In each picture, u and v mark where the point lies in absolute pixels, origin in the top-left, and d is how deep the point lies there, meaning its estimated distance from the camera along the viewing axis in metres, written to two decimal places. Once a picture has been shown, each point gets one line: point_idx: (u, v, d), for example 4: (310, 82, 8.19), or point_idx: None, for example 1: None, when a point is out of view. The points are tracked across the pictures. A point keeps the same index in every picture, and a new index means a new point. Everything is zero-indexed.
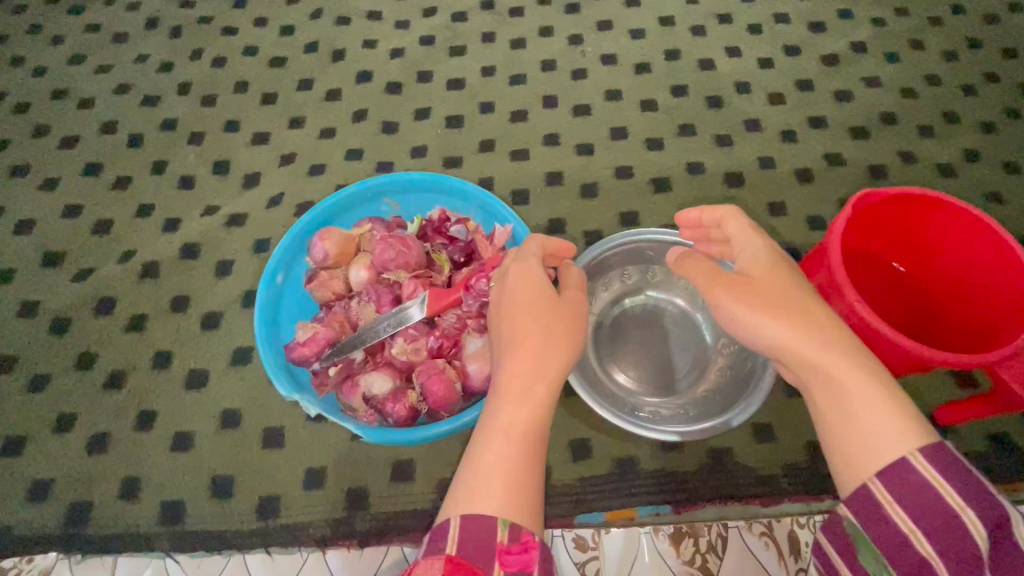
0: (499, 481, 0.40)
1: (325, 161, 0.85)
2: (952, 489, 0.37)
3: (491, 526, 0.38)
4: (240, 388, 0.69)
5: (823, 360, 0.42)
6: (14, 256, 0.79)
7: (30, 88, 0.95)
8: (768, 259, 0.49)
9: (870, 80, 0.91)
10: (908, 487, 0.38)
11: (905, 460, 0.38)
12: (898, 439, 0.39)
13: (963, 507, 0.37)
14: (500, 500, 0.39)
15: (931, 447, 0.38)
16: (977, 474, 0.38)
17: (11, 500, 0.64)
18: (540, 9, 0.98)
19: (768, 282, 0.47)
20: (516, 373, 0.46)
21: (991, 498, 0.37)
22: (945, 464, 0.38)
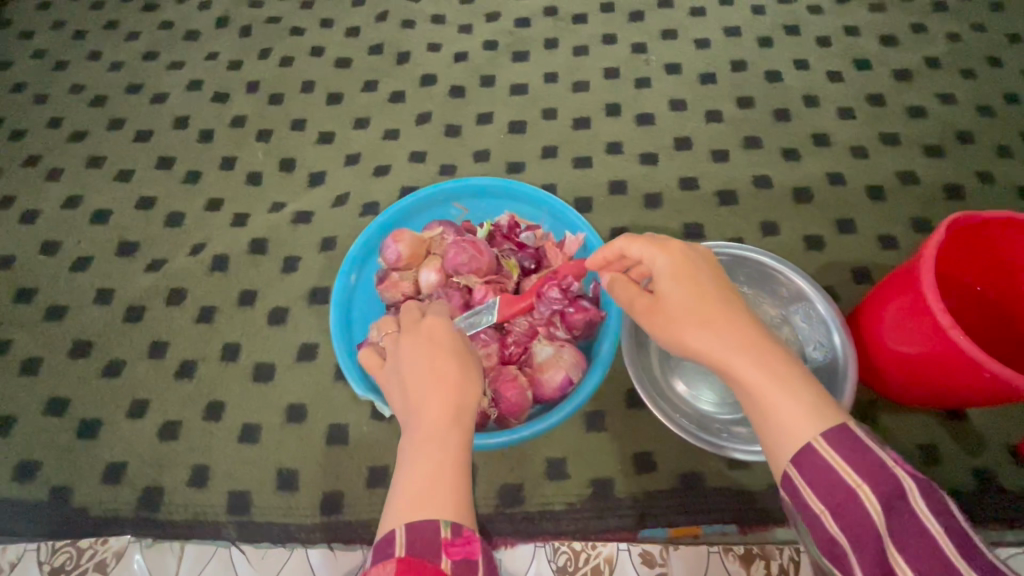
0: (430, 484, 0.39)
1: (390, 162, 0.86)
2: (849, 468, 0.37)
3: (431, 526, 0.37)
4: (306, 383, 0.71)
5: (741, 371, 0.42)
6: (90, 244, 0.82)
7: (104, 81, 0.97)
8: (675, 272, 0.48)
9: (945, 96, 0.88)
10: (815, 469, 0.38)
11: (810, 447, 0.39)
12: (809, 428, 0.39)
13: (858, 483, 0.37)
14: (429, 499, 0.39)
15: (833, 429, 0.38)
16: (876, 451, 0.38)
17: (88, 482, 0.66)
18: (604, 16, 0.98)
19: (679, 297, 0.47)
20: (430, 388, 0.44)
21: (886, 472, 0.37)
22: (847, 446, 0.38)
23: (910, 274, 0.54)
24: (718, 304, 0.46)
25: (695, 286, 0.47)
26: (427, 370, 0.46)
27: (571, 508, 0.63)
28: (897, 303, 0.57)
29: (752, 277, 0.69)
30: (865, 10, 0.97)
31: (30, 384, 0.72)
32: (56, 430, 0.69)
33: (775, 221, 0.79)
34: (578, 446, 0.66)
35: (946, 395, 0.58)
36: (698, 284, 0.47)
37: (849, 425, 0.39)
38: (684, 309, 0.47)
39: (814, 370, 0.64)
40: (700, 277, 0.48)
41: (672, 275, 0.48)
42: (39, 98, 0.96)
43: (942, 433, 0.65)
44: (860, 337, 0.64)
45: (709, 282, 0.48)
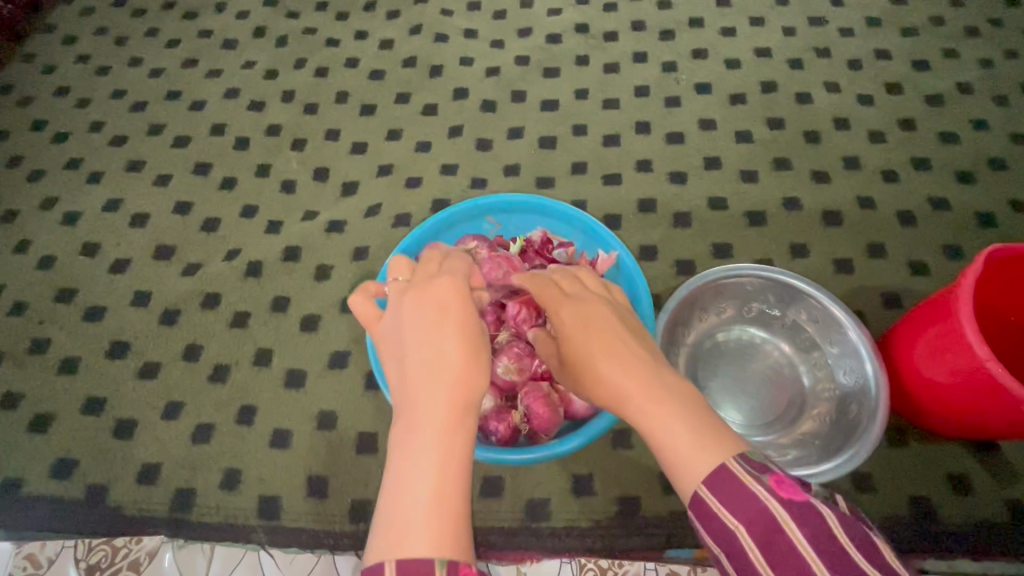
0: (422, 509, 0.36)
1: (421, 174, 0.87)
2: (726, 510, 0.38)
3: (424, 562, 0.35)
4: (337, 390, 0.72)
5: (631, 413, 0.44)
6: (129, 247, 0.84)
7: (144, 87, 0.99)
8: (580, 315, 0.51)
9: (977, 122, 0.88)
10: (703, 515, 0.39)
11: (696, 496, 0.39)
12: (694, 468, 0.39)
13: (737, 525, 0.37)
14: (423, 529, 0.36)
15: (709, 473, 0.38)
16: (748, 484, 0.37)
17: (123, 481, 0.68)
18: (635, 35, 0.99)
19: (581, 339, 0.49)
20: (423, 387, 0.42)
21: (757, 507, 0.37)
22: (724, 485, 0.38)
23: (946, 303, 0.55)
24: (614, 351, 0.48)
25: (594, 334, 0.50)
26: (430, 364, 0.42)
27: (597, 525, 0.63)
28: (932, 331, 0.57)
29: (783, 300, 0.69)
30: (897, 34, 0.97)
31: (68, 383, 0.74)
32: (93, 429, 0.71)
33: (804, 244, 0.79)
34: (605, 463, 0.66)
35: (978, 425, 0.58)
36: (597, 328, 0.50)
37: (725, 465, 0.38)
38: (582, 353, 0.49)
39: (843, 395, 0.64)
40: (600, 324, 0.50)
41: (579, 319, 0.51)
42: (81, 102, 0.98)
43: (972, 463, 0.65)
44: (891, 363, 0.64)
45: (607, 332, 0.50)
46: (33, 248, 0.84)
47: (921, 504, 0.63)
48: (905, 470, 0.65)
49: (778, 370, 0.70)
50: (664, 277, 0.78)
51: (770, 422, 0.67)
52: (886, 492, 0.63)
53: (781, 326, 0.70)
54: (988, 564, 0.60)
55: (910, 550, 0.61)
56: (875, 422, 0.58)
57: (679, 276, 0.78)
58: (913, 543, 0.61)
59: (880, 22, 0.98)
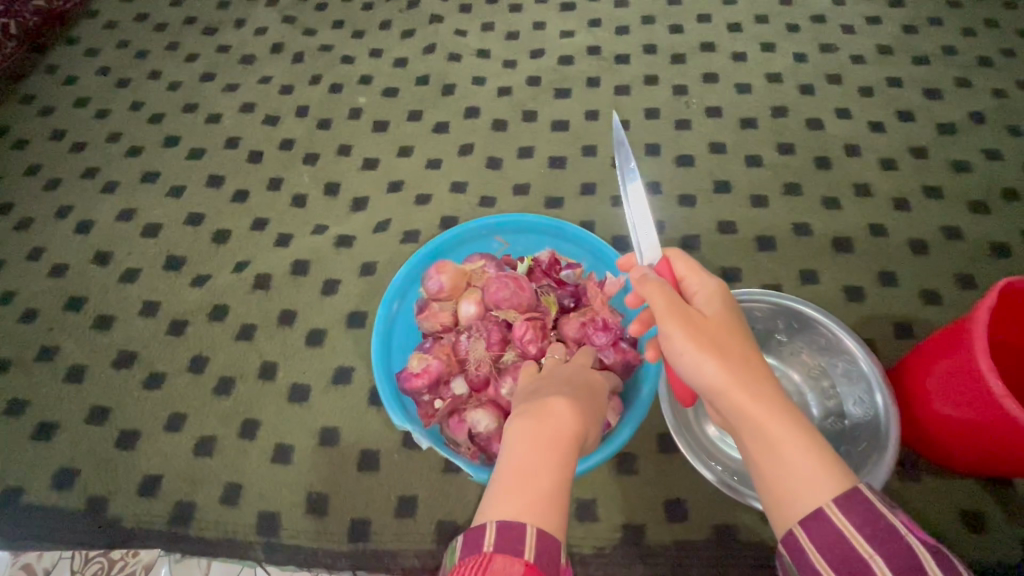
0: (552, 500, 0.39)
1: (431, 191, 0.88)
2: (859, 536, 0.38)
3: (559, 548, 0.38)
4: (341, 406, 0.71)
5: (768, 408, 0.42)
6: (140, 257, 0.85)
7: (163, 100, 1.01)
8: (721, 304, 0.49)
9: (990, 152, 0.88)
10: (827, 537, 0.39)
11: (822, 512, 0.39)
12: (822, 484, 0.40)
13: (872, 554, 0.38)
14: (558, 514, 0.39)
15: (846, 495, 0.39)
16: (888, 516, 0.38)
17: (124, 492, 0.68)
18: (647, 58, 1.00)
19: (719, 324, 0.46)
20: (578, 412, 0.46)
21: (899, 542, 0.37)
22: (858, 510, 0.38)
23: (959, 336, 0.54)
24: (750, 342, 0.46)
25: (727, 319, 0.47)
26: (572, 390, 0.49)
27: (601, 553, 0.62)
28: (945, 364, 0.56)
29: (793, 327, 0.68)
30: (908, 62, 0.97)
31: (74, 391, 0.74)
32: (96, 439, 0.71)
33: (815, 270, 0.79)
34: (610, 489, 0.65)
35: (995, 462, 0.56)
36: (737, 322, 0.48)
37: (861, 489, 0.39)
38: (716, 331, 0.46)
39: (854, 428, 0.63)
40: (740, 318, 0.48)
41: (721, 305, 0.48)
42: (100, 113, 1.00)
43: (987, 500, 0.63)
44: (903, 395, 0.63)
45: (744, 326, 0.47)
46: (46, 256, 0.85)
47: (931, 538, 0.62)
48: (916, 503, 0.63)
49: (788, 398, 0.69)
50: None
51: None
52: None
53: (791, 355, 0.70)
54: None
55: None
56: (887, 457, 0.57)
57: None
58: None
59: (891, 50, 0.99)
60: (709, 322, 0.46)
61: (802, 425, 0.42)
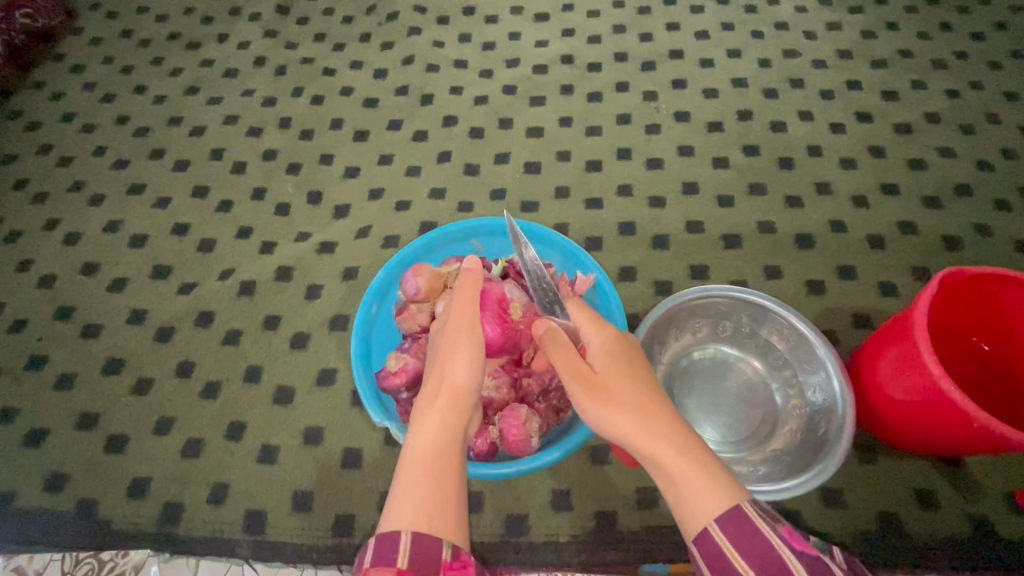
0: (426, 505, 0.42)
1: (411, 198, 0.91)
2: (737, 553, 0.41)
3: (434, 544, 0.41)
4: (324, 407, 0.74)
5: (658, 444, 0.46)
6: (127, 267, 0.87)
7: (148, 114, 1.03)
8: (608, 350, 0.54)
9: (944, 150, 0.92)
10: (710, 553, 0.42)
11: (707, 532, 0.42)
12: (709, 508, 0.43)
13: (746, 568, 0.41)
14: (431, 517, 0.42)
15: (728, 515, 0.42)
16: (765, 532, 0.41)
17: (113, 495, 0.69)
18: (618, 66, 1.04)
19: (611, 372, 0.51)
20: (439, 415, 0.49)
21: (772, 555, 0.41)
22: (737, 529, 0.42)
23: (904, 326, 0.57)
24: (644, 379, 0.51)
25: (620, 364, 0.52)
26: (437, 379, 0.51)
27: (575, 539, 0.64)
28: (894, 352, 0.59)
29: (755, 320, 0.71)
30: (867, 65, 1.02)
31: (64, 398, 0.76)
32: (86, 444, 0.73)
33: (778, 265, 0.83)
34: (584, 479, 0.68)
35: (943, 443, 0.59)
36: (630, 359, 0.53)
37: (742, 508, 0.42)
38: (610, 380, 0.51)
39: (813, 414, 0.66)
40: (633, 358, 0.53)
41: (611, 351, 0.53)
42: (87, 128, 1.02)
43: (939, 479, 0.66)
44: (858, 382, 0.66)
45: (634, 365, 0.52)
46: (34, 268, 0.87)
47: (890, 518, 0.65)
48: (874, 485, 0.66)
49: (753, 388, 0.72)
50: (643, 297, 0.81)
51: (743, 439, 0.69)
52: (857, 506, 0.65)
53: (755, 347, 0.73)
54: None
55: (881, 565, 0.62)
56: (842, 441, 0.60)
57: (657, 296, 0.81)
58: (883, 557, 0.62)
59: (851, 54, 1.03)
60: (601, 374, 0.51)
61: (691, 451, 0.45)
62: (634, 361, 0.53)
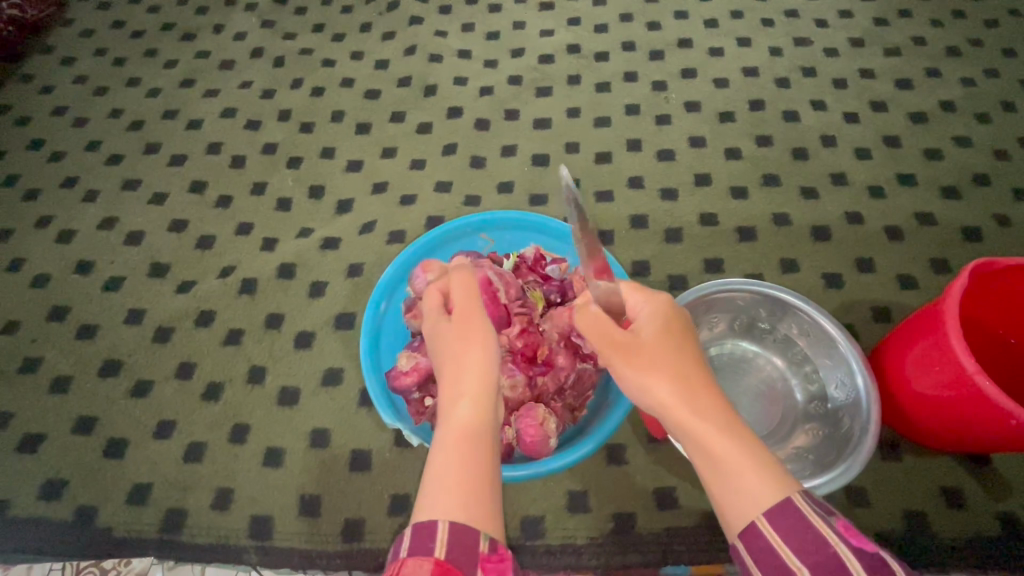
0: (463, 493, 0.40)
1: (416, 192, 0.88)
2: (789, 550, 0.38)
3: (472, 534, 0.38)
4: (331, 408, 0.72)
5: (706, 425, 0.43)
6: (123, 265, 0.84)
7: (142, 107, 1.00)
8: (657, 319, 0.50)
9: (961, 139, 0.90)
10: (760, 549, 0.40)
11: (755, 526, 0.40)
12: (760, 498, 0.40)
13: (800, 567, 0.38)
14: (469, 505, 0.40)
15: (780, 506, 0.40)
16: (818, 527, 0.38)
17: (113, 502, 0.67)
18: (626, 55, 1.01)
19: (657, 343, 0.48)
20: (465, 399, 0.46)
21: (827, 552, 0.38)
22: (789, 524, 0.39)
23: (932, 317, 0.55)
24: (690, 353, 0.48)
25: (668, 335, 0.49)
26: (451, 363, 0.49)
27: (592, 541, 0.63)
28: (920, 345, 0.57)
29: (774, 314, 0.69)
30: (880, 54, 0.99)
31: (60, 402, 0.74)
32: (83, 449, 0.70)
33: (795, 258, 0.81)
34: (601, 479, 0.66)
35: (969, 439, 0.58)
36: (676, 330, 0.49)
37: (793, 499, 0.40)
38: (657, 351, 0.48)
39: (836, 410, 0.65)
40: (681, 329, 0.49)
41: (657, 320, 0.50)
42: (79, 122, 0.99)
43: (965, 475, 0.65)
44: (882, 377, 0.64)
45: (683, 337, 0.49)
46: (27, 267, 0.84)
47: (915, 515, 0.63)
48: (899, 482, 0.65)
49: (773, 385, 0.71)
50: (656, 292, 0.79)
51: (765, 436, 0.68)
52: (881, 505, 0.64)
53: (774, 342, 0.71)
54: None
55: (907, 563, 0.61)
56: (868, 437, 0.58)
57: (671, 290, 0.79)
58: (909, 555, 0.61)
59: (863, 42, 1.01)
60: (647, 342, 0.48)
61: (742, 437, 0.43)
62: (679, 332, 0.49)
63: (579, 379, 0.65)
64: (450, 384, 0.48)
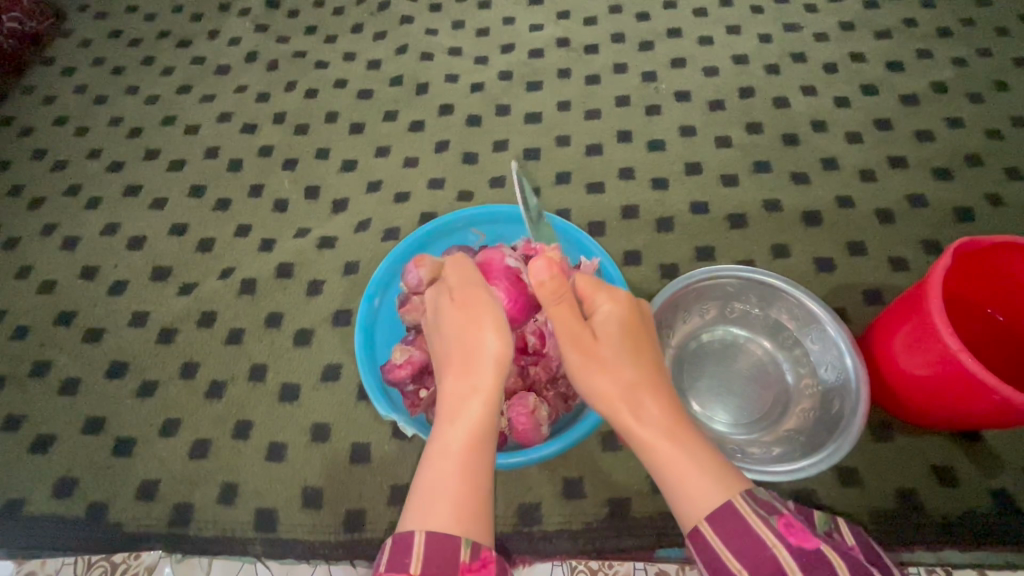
0: (449, 507, 0.43)
1: (409, 189, 0.89)
2: (731, 553, 0.41)
3: (452, 545, 0.41)
4: (331, 402, 0.73)
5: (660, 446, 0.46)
6: (126, 269, 0.86)
7: (141, 114, 1.02)
8: (619, 320, 0.54)
9: (953, 120, 0.90)
10: (705, 552, 0.42)
11: (697, 530, 0.42)
12: (704, 503, 0.42)
13: (741, 568, 0.40)
14: (455, 519, 0.42)
15: (716, 511, 0.42)
16: (757, 530, 0.40)
17: (123, 497, 0.69)
18: (615, 46, 1.02)
19: (610, 346, 0.52)
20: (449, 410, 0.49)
21: (765, 555, 0.39)
22: (727, 526, 0.41)
23: (917, 297, 0.56)
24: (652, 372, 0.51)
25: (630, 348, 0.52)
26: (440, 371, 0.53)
27: (588, 527, 0.64)
28: (907, 327, 0.58)
29: (764, 299, 0.70)
30: (871, 37, 0.99)
31: (69, 404, 0.76)
32: (93, 448, 0.73)
33: (786, 243, 0.81)
34: (596, 466, 0.67)
35: (961, 419, 0.58)
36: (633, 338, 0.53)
37: (734, 503, 0.42)
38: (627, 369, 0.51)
39: (826, 393, 0.65)
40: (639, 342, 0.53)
41: (616, 321, 0.53)
42: (80, 131, 1.01)
43: (959, 455, 0.65)
44: (873, 359, 0.65)
45: (646, 356, 0.53)
46: (34, 273, 0.87)
47: (908, 495, 0.64)
48: (894, 462, 0.66)
49: (764, 370, 0.71)
50: (649, 280, 0.80)
51: (755, 420, 0.68)
52: (875, 483, 0.65)
53: (766, 328, 0.72)
54: (978, 553, 0.61)
55: (899, 542, 0.61)
56: (856, 419, 0.59)
57: (663, 279, 0.80)
58: (903, 535, 0.62)
59: (854, 26, 1.00)
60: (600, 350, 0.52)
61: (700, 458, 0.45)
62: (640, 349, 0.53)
63: None
64: (449, 393, 0.51)
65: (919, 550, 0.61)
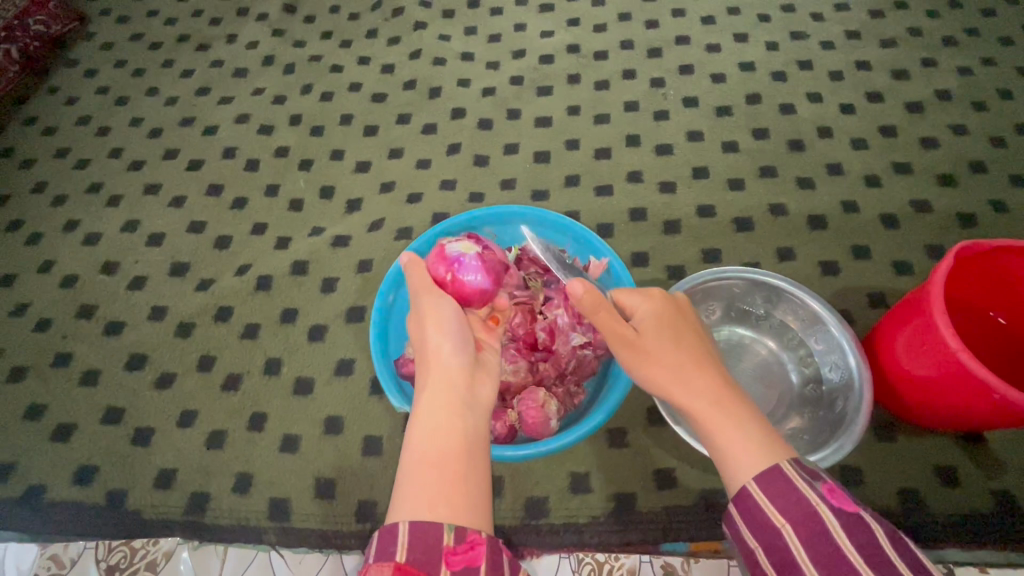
0: (433, 496, 0.42)
1: (422, 190, 0.92)
2: (776, 510, 0.41)
3: (435, 532, 0.41)
4: (344, 396, 0.75)
5: (706, 417, 0.47)
6: (145, 265, 0.88)
7: (161, 115, 1.05)
8: (655, 315, 0.54)
9: (957, 127, 0.91)
10: (748, 509, 0.42)
11: (744, 488, 0.43)
12: (745, 463, 0.44)
13: (783, 524, 0.41)
14: (436, 505, 0.42)
15: (764, 473, 0.43)
16: (802, 489, 0.41)
17: (141, 485, 0.71)
18: (624, 53, 1.04)
19: (653, 337, 0.53)
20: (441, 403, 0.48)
21: (809, 512, 0.40)
22: (774, 485, 0.42)
23: (919, 299, 0.57)
24: (693, 349, 0.52)
25: (667, 335, 0.53)
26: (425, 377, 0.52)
27: (595, 520, 0.65)
28: (910, 328, 0.59)
29: (769, 300, 0.72)
30: (876, 46, 1.01)
31: (90, 394, 0.78)
32: (113, 438, 0.75)
33: (792, 247, 0.83)
34: (602, 462, 0.68)
35: (965, 420, 0.59)
36: (674, 324, 0.54)
37: (781, 465, 0.42)
38: (667, 353, 0.52)
39: (830, 393, 0.67)
40: (677, 326, 0.54)
41: (654, 317, 0.54)
42: (102, 131, 1.04)
43: (961, 456, 0.66)
44: (876, 362, 0.66)
45: (684, 335, 0.53)
46: (56, 268, 0.89)
47: (910, 494, 0.65)
48: (897, 462, 0.67)
49: (767, 370, 0.73)
50: (656, 281, 0.81)
51: None
52: (878, 482, 0.66)
53: (771, 329, 0.73)
54: (980, 551, 0.62)
55: None
56: (859, 417, 0.60)
57: (669, 280, 0.82)
58: (906, 532, 0.63)
59: (860, 35, 1.02)
60: (644, 340, 0.53)
61: (745, 422, 0.46)
62: (679, 332, 0.53)
63: (579, 364, 0.68)
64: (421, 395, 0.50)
65: (919, 548, 0.62)
